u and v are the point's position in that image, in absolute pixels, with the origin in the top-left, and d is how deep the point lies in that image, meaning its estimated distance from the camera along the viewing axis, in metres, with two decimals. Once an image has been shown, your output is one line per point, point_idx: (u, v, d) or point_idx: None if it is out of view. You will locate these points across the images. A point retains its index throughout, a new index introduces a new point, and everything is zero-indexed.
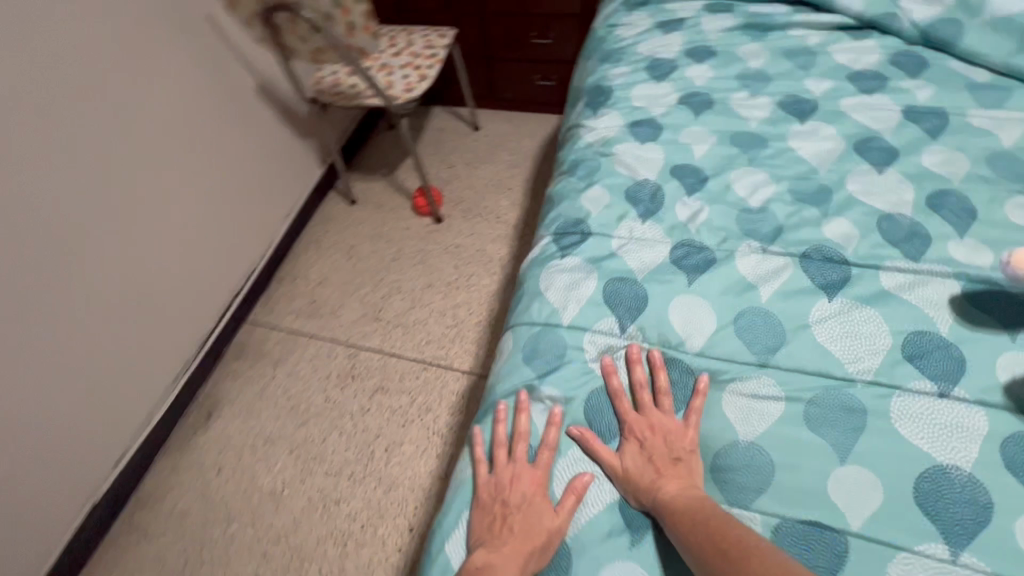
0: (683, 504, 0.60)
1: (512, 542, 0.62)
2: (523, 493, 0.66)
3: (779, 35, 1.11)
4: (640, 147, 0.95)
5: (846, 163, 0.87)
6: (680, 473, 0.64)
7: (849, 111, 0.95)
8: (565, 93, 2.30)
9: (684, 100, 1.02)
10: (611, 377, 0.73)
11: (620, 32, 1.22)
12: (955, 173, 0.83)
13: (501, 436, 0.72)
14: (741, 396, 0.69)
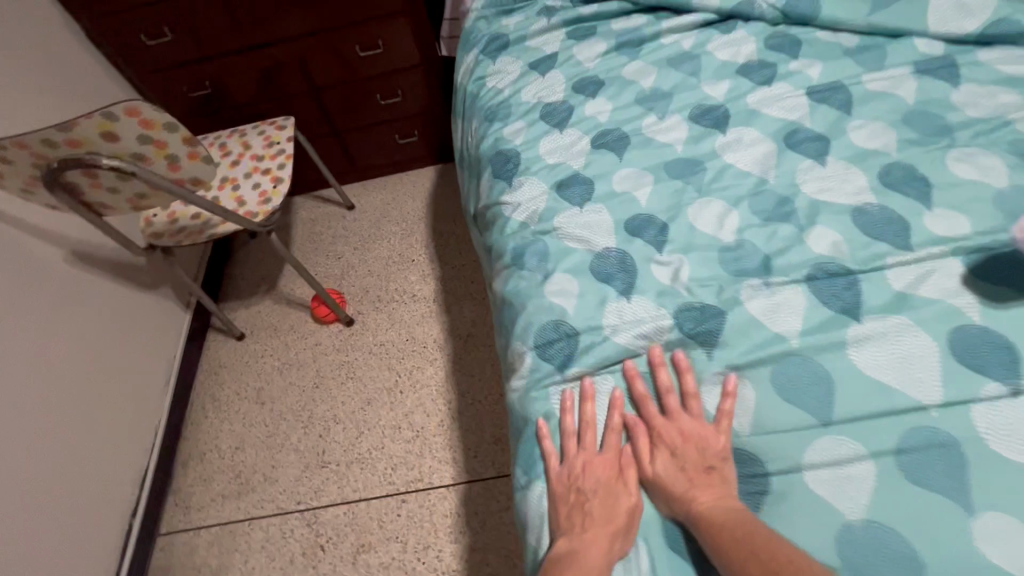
0: (716, 516, 0.57)
1: (592, 527, 0.61)
2: (598, 478, 0.65)
3: (654, 47, 1.06)
4: (581, 213, 0.84)
5: (787, 162, 0.83)
6: (713, 481, 0.61)
7: (760, 107, 0.92)
8: (431, 144, 2.15)
9: (598, 143, 0.93)
10: (634, 383, 0.70)
11: (493, 84, 1.10)
12: (888, 143, 0.82)
13: (568, 426, 0.70)
14: (827, 469, 0.60)
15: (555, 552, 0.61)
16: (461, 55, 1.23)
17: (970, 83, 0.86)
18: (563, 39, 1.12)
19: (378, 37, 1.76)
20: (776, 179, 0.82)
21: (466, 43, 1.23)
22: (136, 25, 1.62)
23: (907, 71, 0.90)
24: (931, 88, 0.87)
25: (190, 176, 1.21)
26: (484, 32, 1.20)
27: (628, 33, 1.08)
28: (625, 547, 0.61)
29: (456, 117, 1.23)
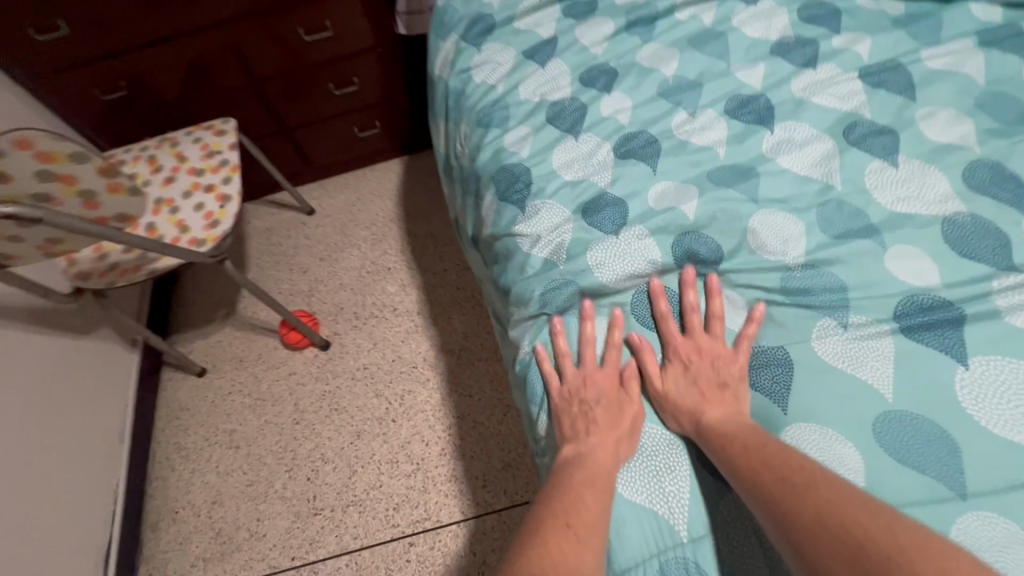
0: (728, 428, 0.58)
1: (597, 433, 0.62)
2: (600, 389, 0.65)
3: (669, 25, 0.90)
4: (619, 243, 0.71)
5: (848, 165, 0.72)
6: (726, 399, 0.61)
7: (807, 96, 0.78)
8: (395, 135, 1.92)
9: (624, 151, 0.79)
10: (658, 300, 0.67)
11: (481, 78, 0.93)
12: (965, 136, 0.71)
13: (561, 348, 0.69)
14: (984, 554, 0.49)
15: (564, 458, 0.62)
16: (435, 42, 1.03)
17: None
18: (559, 18, 0.94)
19: (325, 19, 1.52)
20: (839, 188, 0.71)
21: (440, 27, 1.03)
22: (19, 15, 1.31)
23: (971, 43, 0.78)
24: (1001, 63, 0.75)
25: (114, 214, 1.01)
26: (461, 13, 1.00)
27: (636, 9, 0.92)
28: (631, 451, 0.62)
29: (437, 118, 1.04)
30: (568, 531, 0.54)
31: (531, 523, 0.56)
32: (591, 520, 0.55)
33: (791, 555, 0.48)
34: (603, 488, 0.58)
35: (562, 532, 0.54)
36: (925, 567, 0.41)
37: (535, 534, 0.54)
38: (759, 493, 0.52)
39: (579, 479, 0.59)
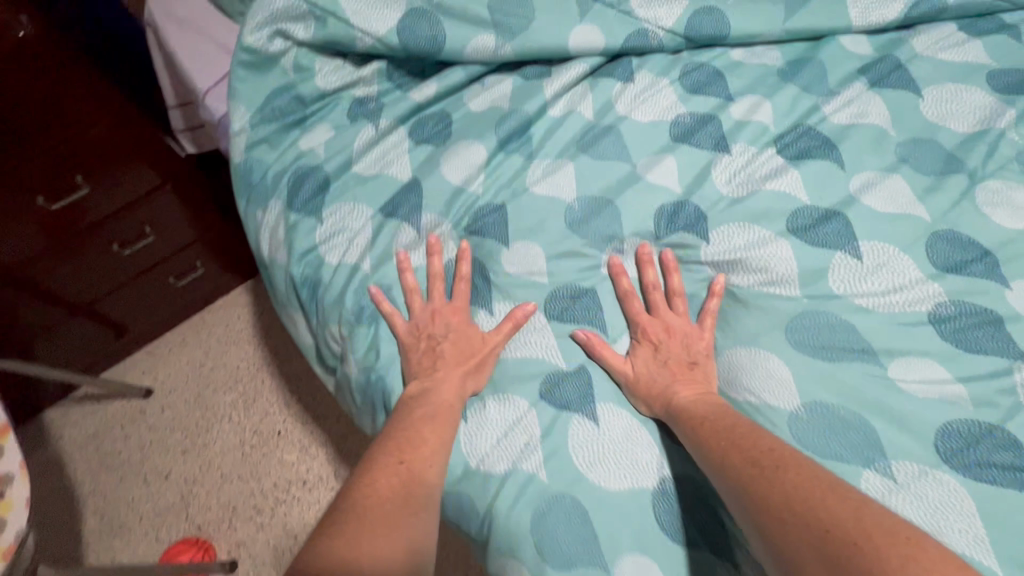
0: (697, 409, 0.56)
1: (445, 365, 0.61)
2: (447, 323, 0.64)
3: (547, 129, 0.74)
4: (602, 430, 0.59)
5: (811, 266, 0.62)
6: (697, 377, 0.60)
7: (754, 189, 0.66)
8: (227, 263, 1.50)
9: (563, 318, 0.65)
10: (620, 279, 0.66)
11: (339, 258, 0.70)
12: (907, 200, 0.63)
13: (410, 283, 0.66)
14: None
15: (406, 394, 0.61)
16: (251, 212, 0.75)
17: (930, 86, 0.71)
18: (412, 152, 0.73)
19: (74, 172, 1.07)
20: (805, 298, 0.62)
21: (251, 190, 0.75)
22: None
23: (862, 86, 0.72)
24: (899, 104, 0.70)
25: None
26: (276, 167, 0.73)
27: (501, 119, 0.74)
28: (477, 385, 0.62)
29: (288, 305, 0.75)
30: (400, 469, 0.54)
31: (362, 466, 0.55)
32: (429, 451, 0.56)
33: (758, 538, 0.46)
34: (444, 425, 0.58)
35: (394, 471, 0.54)
36: (889, 553, 0.38)
37: (366, 473, 0.54)
38: (729, 474, 0.50)
39: (419, 415, 0.58)
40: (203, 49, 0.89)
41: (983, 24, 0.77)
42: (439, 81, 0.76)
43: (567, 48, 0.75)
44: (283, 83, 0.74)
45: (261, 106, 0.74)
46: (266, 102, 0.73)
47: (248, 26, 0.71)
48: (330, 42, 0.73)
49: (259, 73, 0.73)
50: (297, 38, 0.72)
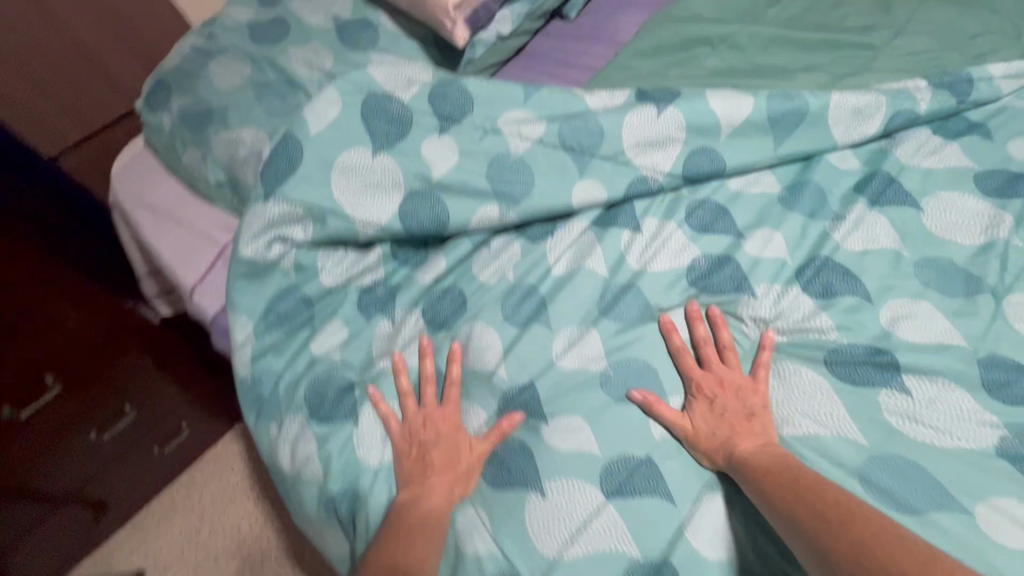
0: (761, 459, 0.56)
1: (435, 475, 0.61)
2: (439, 429, 0.64)
3: (565, 289, 0.72)
4: None
5: (867, 406, 0.60)
6: (755, 429, 0.60)
7: (786, 336, 0.66)
8: (217, 419, 1.37)
9: (622, 491, 0.61)
10: (672, 336, 0.68)
11: (379, 459, 0.65)
12: (941, 327, 0.63)
13: (404, 386, 0.67)
14: None
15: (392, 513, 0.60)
16: (263, 426, 0.70)
17: (925, 197, 0.74)
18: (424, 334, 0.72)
19: (45, 371, 0.99)
20: (871, 441, 0.58)
21: (262, 402, 0.70)
22: None
23: (864, 206, 0.74)
24: (903, 221, 0.72)
25: None
26: (288, 375, 0.69)
27: (510, 290, 0.73)
28: (465, 491, 0.62)
29: (319, 524, 0.68)
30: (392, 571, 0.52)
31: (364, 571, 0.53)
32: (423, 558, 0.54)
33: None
34: (437, 530, 0.57)
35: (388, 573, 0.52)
36: None
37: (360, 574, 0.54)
38: (797, 524, 0.49)
39: (410, 520, 0.58)
40: (186, 239, 0.85)
41: (953, 125, 0.81)
42: (447, 254, 0.75)
43: (570, 205, 0.74)
44: (285, 286, 0.71)
45: (265, 313, 0.71)
46: (269, 306, 0.71)
47: (245, 235, 0.70)
48: (330, 239, 0.71)
49: (258, 279, 0.71)
50: (295, 239, 0.71)
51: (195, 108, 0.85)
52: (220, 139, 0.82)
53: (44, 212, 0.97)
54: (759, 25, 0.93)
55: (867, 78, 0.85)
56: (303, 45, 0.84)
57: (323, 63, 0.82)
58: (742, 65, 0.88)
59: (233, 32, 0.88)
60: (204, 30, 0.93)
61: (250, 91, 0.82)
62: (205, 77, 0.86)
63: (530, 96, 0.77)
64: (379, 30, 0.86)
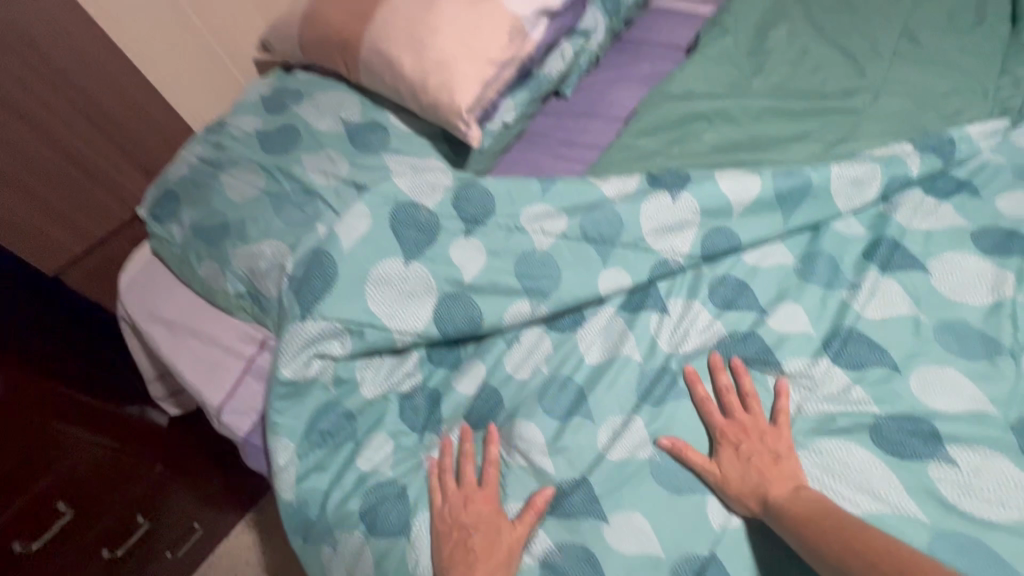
0: (798, 504, 0.57)
1: (480, 565, 0.58)
2: (479, 511, 0.62)
3: (605, 381, 0.71)
4: None
5: (920, 482, 0.60)
6: (785, 474, 0.61)
7: (827, 410, 0.66)
8: (229, 508, 1.25)
9: None
10: (696, 385, 0.69)
11: None
12: (972, 393, 0.66)
13: (446, 465, 0.67)
14: None
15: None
16: (312, 552, 0.67)
17: (930, 259, 0.78)
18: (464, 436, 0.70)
19: (55, 501, 0.95)
20: (931, 517, 0.58)
21: (309, 527, 0.67)
22: None
23: (876, 272, 0.77)
24: (915, 285, 0.75)
25: None
26: (335, 495, 0.67)
27: (549, 383, 0.72)
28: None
29: None
30: None
31: None
32: None
33: None
34: None
35: None
36: None
37: None
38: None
39: None
40: (208, 354, 0.83)
41: (942, 184, 0.86)
42: (484, 357, 0.75)
43: (598, 294, 0.75)
44: (324, 402, 0.70)
45: (307, 431, 0.70)
46: (310, 425, 0.70)
47: (286, 357, 0.70)
48: (368, 350, 0.72)
49: (297, 397, 0.70)
50: (334, 354, 0.71)
51: (210, 221, 0.85)
52: (239, 253, 0.81)
53: (52, 334, 0.95)
54: (748, 97, 0.98)
55: (856, 145, 0.90)
56: (316, 151, 0.85)
57: (338, 170, 0.83)
58: (739, 138, 0.93)
59: (244, 142, 0.88)
60: (210, 137, 0.93)
61: (267, 202, 0.82)
62: (217, 188, 0.86)
63: (550, 188, 0.79)
64: (389, 131, 0.87)
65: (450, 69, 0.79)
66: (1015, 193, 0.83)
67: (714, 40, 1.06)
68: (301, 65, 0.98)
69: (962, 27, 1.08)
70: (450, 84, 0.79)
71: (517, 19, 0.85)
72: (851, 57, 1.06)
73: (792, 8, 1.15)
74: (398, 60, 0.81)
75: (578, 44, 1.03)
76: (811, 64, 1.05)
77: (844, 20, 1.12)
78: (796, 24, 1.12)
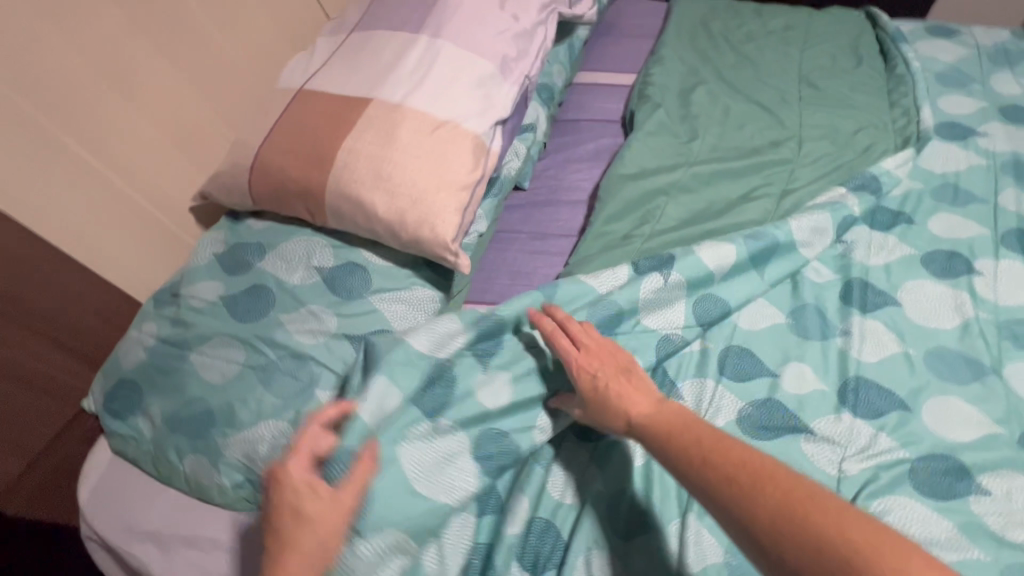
0: (660, 425, 0.57)
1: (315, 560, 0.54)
2: (317, 504, 0.57)
3: (658, 495, 0.69)
4: None
5: (969, 519, 0.65)
6: (637, 388, 0.62)
7: (868, 467, 0.69)
8: None
9: None
10: (543, 322, 0.72)
11: None
12: (976, 418, 0.72)
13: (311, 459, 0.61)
14: None
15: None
16: None
17: (897, 291, 0.86)
18: None
19: None
20: (991, 554, 0.62)
21: None
22: None
23: (858, 316, 0.83)
24: (895, 320, 0.82)
25: None
26: None
27: (607, 504, 0.69)
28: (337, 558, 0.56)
29: None
30: None
31: None
32: None
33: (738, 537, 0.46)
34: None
35: None
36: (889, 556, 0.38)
37: None
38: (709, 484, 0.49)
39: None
40: (211, 564, 0.72)
41: (883, 217, 0.96)
42: (527, 491, 0.71)
43: None
44: None
45: None
46: None
47: None
48: None
49: None
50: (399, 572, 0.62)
51: (187, 411, 0.75)
52: (232, 442, 0.73)
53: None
54: (694, 164, 1.05)
55: (800, 195, 0.99)
56: (296, 309, 0.79)
57: (324, 325, 0.78)
58: (699, 206, 0.99)
59: (209, 314, 0.81)
60: (166, 313, 0.84)
61: (252, 377, 0.75)
62: (189, 372, 0.77)
63: (553, 294, 0.79)
64: (367, 268, 0.83)
65: (426, 203, 0.78)
66: (941, 215, 0.95)
67: (647, 113, 1.13)
68: (251, 212, 0.92)
69: (846, 68, 1.22)
70: (428, 218, 0.77)
71: (476, 136, 0.85)
72: (767, 109, 1.17)
73: (703, 70, 1.25)
74: (370, 203, 0.78)
75: (527, 140, 1.05)
76: (737, 119, 1.14)
77: (750, 74, 1.24)
78: (711, 84, 1.21)
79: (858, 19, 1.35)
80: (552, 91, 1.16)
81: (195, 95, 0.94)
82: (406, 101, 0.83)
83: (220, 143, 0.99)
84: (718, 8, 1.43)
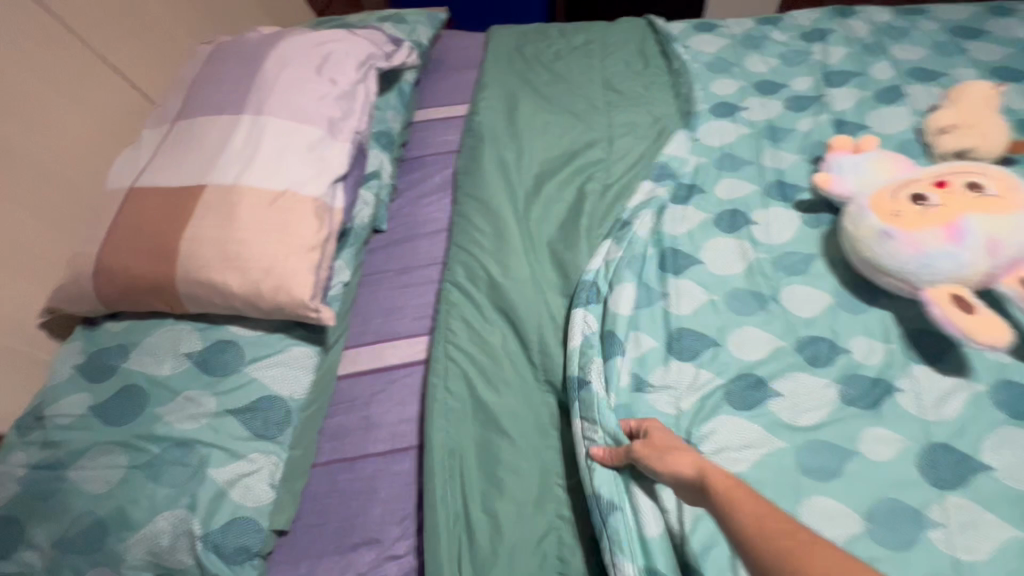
0: (727, 488, 0.59)
1: None
2: None
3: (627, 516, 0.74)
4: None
5: (770, 419, 0.83)
6: (682, 454, 0.68)
7: (693, 398, 0.86)
8: None
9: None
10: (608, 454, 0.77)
11: None
12: (765, 339, 0.91)
13: None
14: None
15: None
16: None
17: (700, 250, 1.05)
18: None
19: None
20: (787, 441, 0.80)
21: None
22: None
23: (673, 279, 1.00)
24: (701, 275, 1.01)
25: None
26: None
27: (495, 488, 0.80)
28: None
29: None
30: None
31: None
32: None
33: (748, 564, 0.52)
34: None
35: None
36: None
37: None
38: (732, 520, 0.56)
39: None
40: None
41: (682, 191, 1.15)
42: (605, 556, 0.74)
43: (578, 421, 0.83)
44: None
45: None
46: None
47: None
48: None
49: None
50: None
51: (74, 530, 0.74)
52: (131, 543, 0.73)
53: None
54: (526, 179, 1.19)
55: (616, 188, 1.16)
56: (171, 399, 0.82)
57: (205, 407, 0.81)
58: (537, 213, 1.12)
59: (82, 428, 0.81)
60: (33, 437, 0.82)
61: (139, 476, 0.76)
62: (69, 489, 0.76)
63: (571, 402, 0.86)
64: (239, 343, 0.87)
65: (279, 270, 0.84)
66: (723, 181, 1.16)
67: (479, 140, 1.26)
68: (107, 315, 0.92)
69: (637, 71, 1.44)
70: (284, 283, 0.84)
71: (317, 199, 0.92)
72: (580, 116, 1.34)
73: (522, 91, 1.41)
74: (223, 282, 0.83)
75: (374, 187, 1.14)
76: (557, 130, 1.30)
77: (561, 88, 1.41)
78: (531, 102, 1.37)
79: (641, 26, 1.58)
80: (390, 136, 1.25)
81: (15, 210, 0.91)
82: (241, 180, 0.89)
83: (56, 253, 0.97)
84: (526, 33, 1.61)
